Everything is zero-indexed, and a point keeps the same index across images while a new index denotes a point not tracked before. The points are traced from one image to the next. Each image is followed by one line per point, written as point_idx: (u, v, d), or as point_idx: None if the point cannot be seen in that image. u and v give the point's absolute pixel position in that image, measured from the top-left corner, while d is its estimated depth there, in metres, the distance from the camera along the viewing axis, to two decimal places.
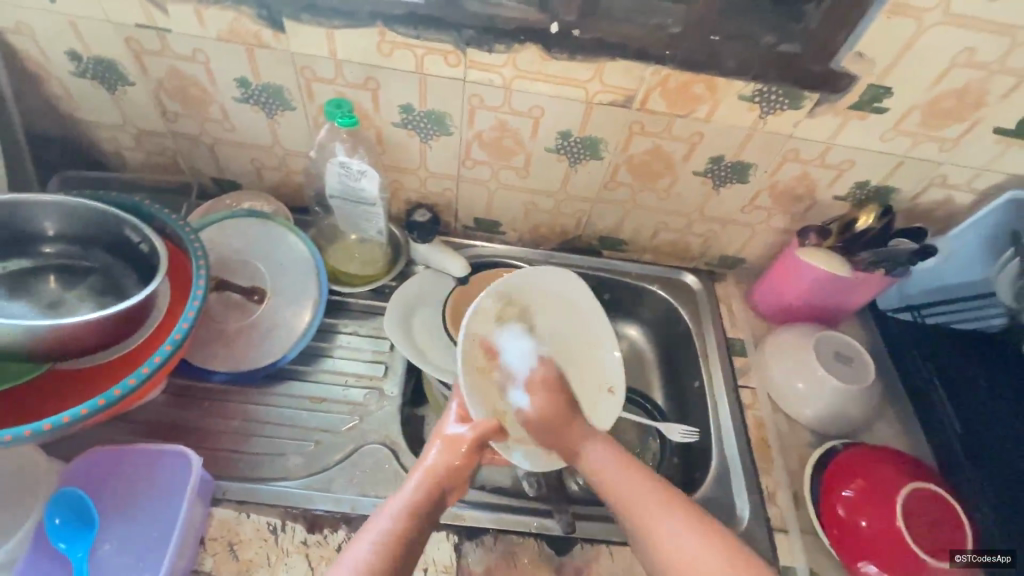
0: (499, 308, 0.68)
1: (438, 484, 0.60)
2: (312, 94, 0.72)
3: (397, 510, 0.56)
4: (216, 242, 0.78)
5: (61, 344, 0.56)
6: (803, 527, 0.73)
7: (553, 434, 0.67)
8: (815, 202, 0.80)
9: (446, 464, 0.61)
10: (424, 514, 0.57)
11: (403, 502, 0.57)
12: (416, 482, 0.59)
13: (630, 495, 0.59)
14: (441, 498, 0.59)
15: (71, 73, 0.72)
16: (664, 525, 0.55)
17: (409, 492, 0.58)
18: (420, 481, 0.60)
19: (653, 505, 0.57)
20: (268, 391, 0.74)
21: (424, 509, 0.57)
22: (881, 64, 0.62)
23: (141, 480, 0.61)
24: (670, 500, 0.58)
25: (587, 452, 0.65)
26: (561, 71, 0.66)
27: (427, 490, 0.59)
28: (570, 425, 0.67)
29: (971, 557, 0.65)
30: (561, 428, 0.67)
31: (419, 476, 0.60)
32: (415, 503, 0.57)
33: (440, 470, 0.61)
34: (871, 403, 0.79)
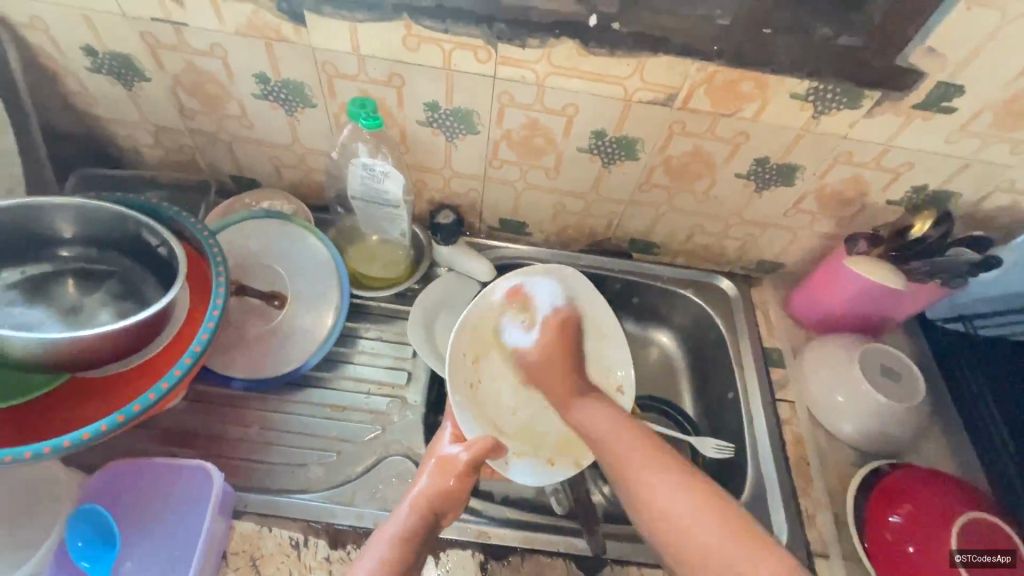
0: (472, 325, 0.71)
1: (432, 510, 0.58)
2: (334, 92, 0.68)
3: (394, 537, 0.55)
4: (235, 243, 0.75)
5: (77, 356, 0.54)
6: (844, 552, 0.69)
7: (546, 380, 0.70)
8: (865, 206, 0.75)
9: (438, 487, 0.59)
10: (418, 541, 0.56)
11: (400, 529, 0.56)
12: (410, 508, 0.57)
13: (624, 448, 0.61)
14: (434, 522, 0.58)
15: (87, 69, 0.70)
16: (651, 476, 0.57)
17: (402, 519, 0.56)
18: (413, 508, 0.57)
19: (646, 458, 0.59)
20: (289, 398, 0.73)
21: (420, 535, 0.56)
22: (953, 60, 0.57)
23: (163, 494, 0.60)
24: (657, 452, 0.59)
25: (577, 409, 0.67)
26: (598, 68, 0.62)
27: (420, 516, 0.57)
28: (565, 377, 0.69)
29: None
30: (554, 373, 0.70)
31: (410, 501, 0.58)
32: (411, 533, 0.56)
33: (433, 496, 0.58)
34: (919, 421, 0.74)
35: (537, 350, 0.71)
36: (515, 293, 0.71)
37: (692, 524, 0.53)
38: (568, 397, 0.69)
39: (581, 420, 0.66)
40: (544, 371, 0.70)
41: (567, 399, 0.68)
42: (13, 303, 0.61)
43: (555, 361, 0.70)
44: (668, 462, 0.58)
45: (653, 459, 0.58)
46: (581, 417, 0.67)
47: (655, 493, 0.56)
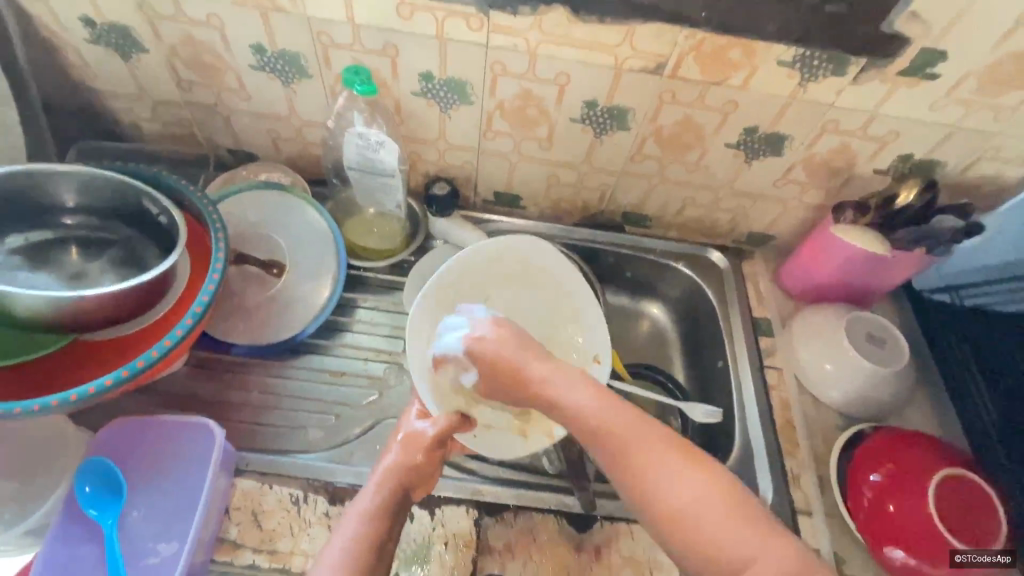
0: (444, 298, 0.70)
1: (399, 485, 0.58)
2: (330, 62, 0.69)
3: (364, 514, 0.55)
4: (234, 214, 0.77)
5: (82, 315, 0.56)
6: (828, 510, 0.72)
7: (501, 381, 0.57)
8: (853, 175, 0.76)
9: (405, 464, 0.59)
10: (391, 518, 0.56)
11: (372, 505, 0.56)
12: (377, 486, 0.57)
13: (632, 448, 0.51)
14: (402, 498, 0.58)
15: (86, 40, 0.71)
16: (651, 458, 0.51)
17: (372, 494, 0.57)
18: (380, 485, 0.57)
19: (648, 450, 0.51)
20: (288, 364, 0.74)
21: (389, 511, 0.56)
22: (937, 25, 0.58)
23: (167, 451, 0.62)
24: (658, 434, 0.52)
25: (564, 397, 0.55)
26: (589, 35, 0.63)
27: (389, 493, 0.57)
28: (519, 368, 0.56)
29: (1001, 559, 0.63)
30: (505, 373, 0.56)
31: (378, 477, 0.58)
32: (379, 510, 0.56)
33: (400, 472, 0.59)
34: (903, 386, 0.76)
35: (484, 355, 0.57)
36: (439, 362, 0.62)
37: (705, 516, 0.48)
38: (540, 386, 0.55)
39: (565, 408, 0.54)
40: (497, 365, 0.57)
41: (542, 385, 0.55)
42: (18, 268, 0.63)
43: (510, 346, 0.57)
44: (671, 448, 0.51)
45: (655, 444, 0.51)
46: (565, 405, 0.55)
47: (655, 477, 0.50)
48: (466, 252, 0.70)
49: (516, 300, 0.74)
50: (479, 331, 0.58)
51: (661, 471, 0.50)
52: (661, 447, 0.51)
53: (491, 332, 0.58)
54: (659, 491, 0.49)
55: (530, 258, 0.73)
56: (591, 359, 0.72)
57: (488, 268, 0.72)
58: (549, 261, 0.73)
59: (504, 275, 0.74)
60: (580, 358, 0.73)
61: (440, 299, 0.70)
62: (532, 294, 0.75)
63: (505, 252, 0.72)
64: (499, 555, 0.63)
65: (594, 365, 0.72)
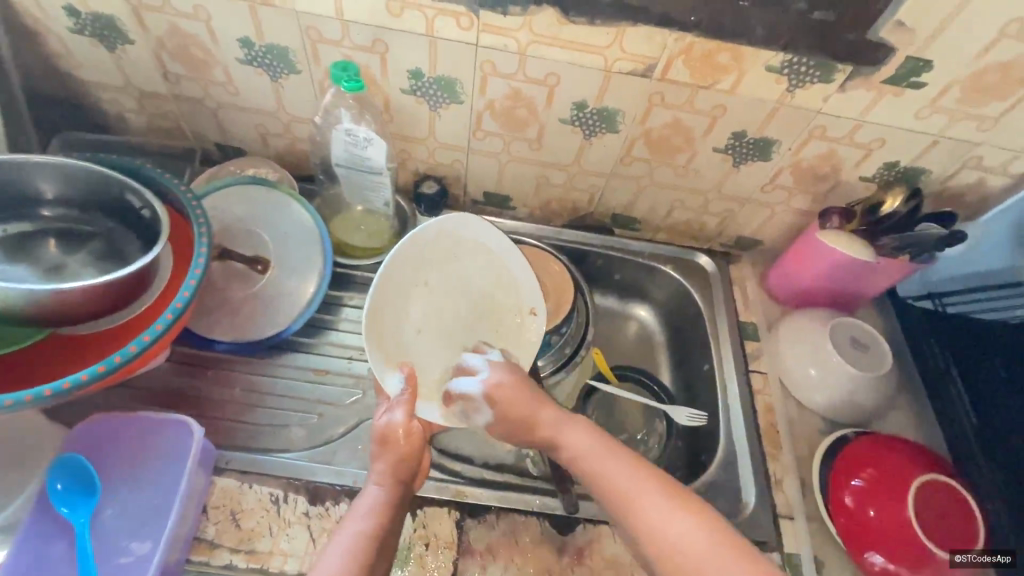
0: (389, 287, 0.67)
1: (399, 481, 0.58)
2: (318, 58, 0.69)
3: (371, 511, 0.55)
4: (219, 209, 0.76)
5: (59, 308, 0.55)
6: (809, 514, 0.72)
7: (516, 430, 0.60)
8: (840, 181, 0.77)
9: (394, 456, 0.58)
10: (393, 516, 0.56)
11: (377, 502, 0.56)
12: (377, 485, 0.57)
13: (622, 486, 0.53)
14: (404, 491, 0.58)
15: (70, 30, 0.70)
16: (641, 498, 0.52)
17: (374, 492, 0.56)
18: (380, 484, 0.57)
19: (640, 486, 0.53)
20: (272, 362, 0.74)
21: (392, 508, 0.56)
22: (923, 34, 0.58)
23: (144, 448, 0.61)
24: (645, 472, 0.54)
25: (564, 435, 0.59)
26: (578, 36, 0.63)
27: (390, 489, 0.57)
28: (536, 411, 0.60)
29: (1001, 559, 0.65)
30: (518, 421, 0.60)
31: (375, 477, 0.57)
32: (383, 505, 0.56)
33: (393, 468, 0.58)
34: (886, 392, 0.77)
35: (499, 399, 0.61)
36: (449, 398, 0.65)
37: (693, 550, 0.48)
38: (551, 432, 0.60)
39: (569, 447, 0.58)
40: (513, 416, 0.60)
41: (551, 428, 0.59)
42: None
43: (522, 394, 0.61)
44: (659, 488, 0.52)
45: (648, 482, 0.53)
46: (567, 444, 0.58)
47: (654, 521, 0.50)
48: (408, 236, 0.67)
49: (456, 277, 0.72)
50: (490, 375, 0.63)
51: (650, 506, 0.51)
52: (649, 483, 0.53)
53: (505, 377, 0.63)
54: (645, 526, 0.51)
55: (466, 235, 0.71)
56: (529, 311, 0.73)
57: (428, 251, 0.70)
58: (479, 233, 0.72)
59: (437, 258, 0.70)
60: (519, 315, 0.73)
61: (383, 299, 0.67)
62: (472, 271, 0.73)
63: (444, 235, 0.70)
64: (480, 556, 0.62)
65: (532, 317, 0.73)
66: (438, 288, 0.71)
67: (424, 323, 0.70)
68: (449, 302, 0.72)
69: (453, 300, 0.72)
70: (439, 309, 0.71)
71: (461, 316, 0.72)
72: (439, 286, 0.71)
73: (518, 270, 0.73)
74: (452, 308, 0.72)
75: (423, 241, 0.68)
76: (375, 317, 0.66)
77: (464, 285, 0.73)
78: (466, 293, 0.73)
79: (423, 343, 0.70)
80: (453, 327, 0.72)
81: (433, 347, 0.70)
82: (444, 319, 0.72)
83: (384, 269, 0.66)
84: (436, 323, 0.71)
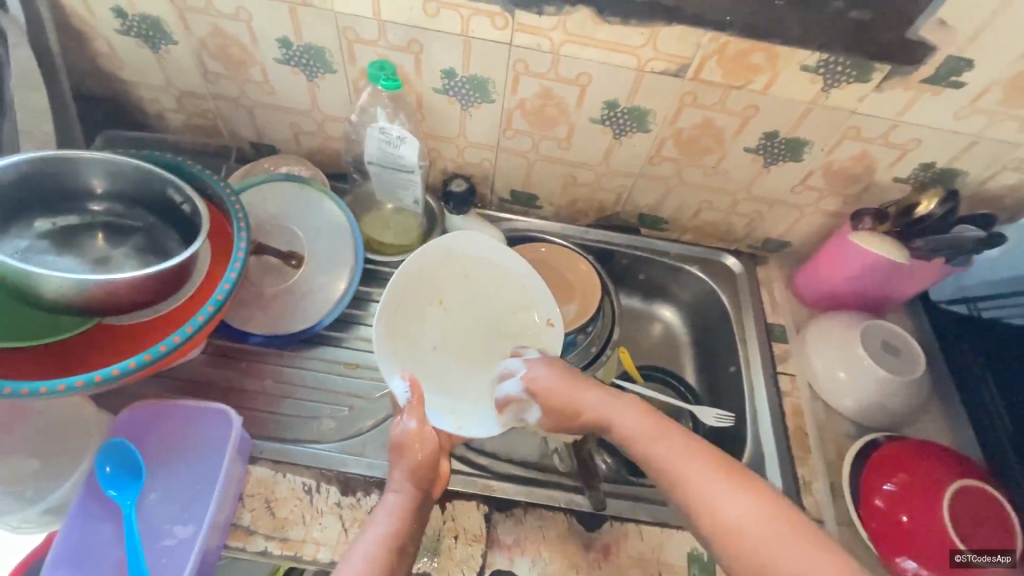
0: (404, 298, 0.72)
1: (420, 486, 0.59)
2: (355, 58, 0.70)
3: (394, 513, 0.56)
4: (255, 205, 0.78)
5: (107, 299, 0.57)
6: (839, 518, 0.71)
7: (557, 415, 0.64)
8: (872, 183, 0.76)
9: (412, 463, 0.59)
10: (415, 519, 0.57)
11: (399, 505, 0.57)
12: (398, 488, 0.58)
13: (674, 463, 0.54)
14: (424, 496, 0.59)
15: (116, 31, 0.72)
16: (692, 475, 0.53)
17: (393, 497, 0.58)
18: (399, 489, 0.58)
19: (692, 466, 0.53)
20: (303, 355, 0.75)
21: (413, 513, 0.57)
22: (964, 33, 0.58)
23: (185, 435, 0.63)
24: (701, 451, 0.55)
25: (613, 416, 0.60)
26: (612, 36, 0.63)
27: (410, 495, 0.58)
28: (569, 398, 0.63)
29: (1002, 560, 0.63)
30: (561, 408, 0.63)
31: (393, 483, 0.59)
32: (408, 505, 0.57)
33: (411, 475, 0.59)
34: (918, 396, 0.75)
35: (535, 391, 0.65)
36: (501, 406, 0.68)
37: (748, 529, 0.49)
38: (596, 415, 0.62)
39: (616, 429, 0.60)
40: (553, 405, 0.64)
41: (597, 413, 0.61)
42: (45, 252, 0.64)
43: (558, 382, 0.64)
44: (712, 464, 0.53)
45: (699, 461, 0.54)
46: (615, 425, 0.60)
47: (710, 500, 0.51)
48: (420, 250, 0.72)
49: (467, 295, 0.76)
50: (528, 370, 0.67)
51: (704, 482, 0.52)
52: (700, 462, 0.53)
53: (540, 371, 0.66)
54: (699, 502, 0.51)
55: (471, 253, 0.76)
56: (545, 322, 0.75)
57: (435, 270, 0.74)
58: (486, 250, 0.76)
59: (448, 277, 0.75)
60: (535, 327, 0.75)
61: (397, 310, 0.71)
62: (482, 289, 0.76)
63: (449, 255, 0.75)
64: (508, 550, 0.63)
65: (548, 328, 0.74)
66: (450, 305, 0.75)
67: (438, 340, 0.74)
68: (460, 319, 0.75)
69: (465, 318, 0.76)
70: (453, 327, 0.75)
71: (475, 335, 0.75)
72: (450, 304, 0.75)
73: (531, 285, 0.76)
74: (467, 327, 0.75)
75: (433, 259, 0.74)
76: (390, 327, 0.70)
77: (475, 304, 0.76)
78: (479, 313, 0.76)
79: (438, 359, 0.72)
80: (469, 344, 0.75)
81: (446, 364, 0.72)
82: (458, 336, 0.75)
83: (397, 279, 0.71)
84: (450, 341, 0.74)
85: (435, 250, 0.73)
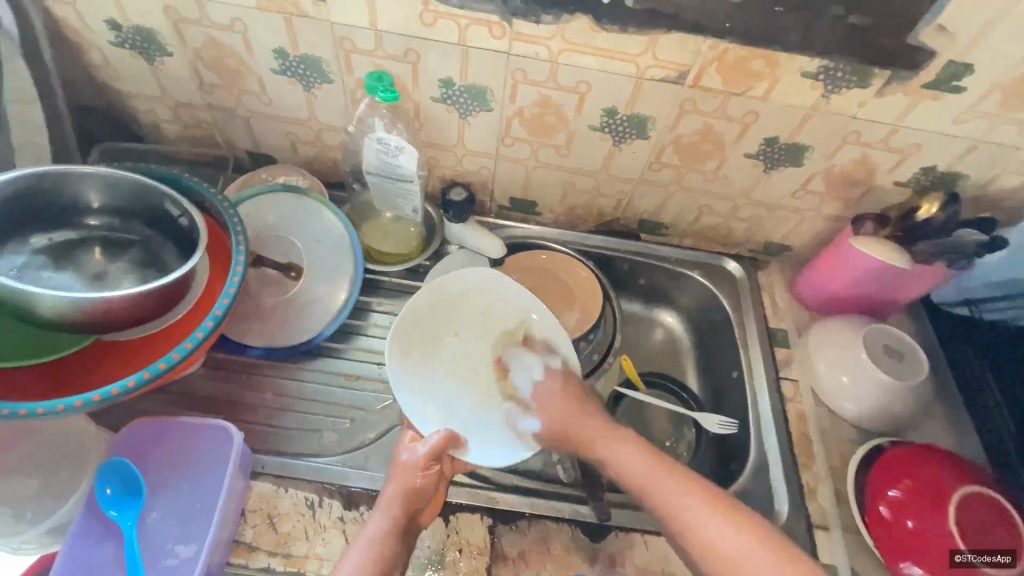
0: (421, 321, 0.74)
1: (406, 508, 0.59)
2: (351, 68, 0.70)
3: (377, 535, 0.56)
4: (253, 217, 0.77)
5: (106, 317, 0.56)
6: (844, 525, 0.71)
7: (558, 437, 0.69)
8: (873, 187, 0.75)
9: (404, 487, 0.60)
10: (400, 541, 0.57)
11: (382, 528, 0.57)
12: (384, 510, 0.58)
13: (669, 499, 0.58)
14: (412, 519, 0.59)
15: (111, 43, 0.71)
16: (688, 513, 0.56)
17: (380, 518, 0.57)
18: (386, 509, 0.58)
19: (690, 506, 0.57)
20: (303, 367, 0.75)
21: (396, 536, 0.57)
22: (963, 39, 0.57)
23: (185, 453, 0.62)
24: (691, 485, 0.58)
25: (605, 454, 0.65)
26: (611, 44, 0.63)
27: (392, 520, 0.57)
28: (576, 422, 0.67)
29: (1002, 560, 0.62)
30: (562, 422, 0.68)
31: (381, 505, 0.59)
32: (388, 529, 0.57)
33: (403, 497, 0.59)
34: (921, 400, 0.75)
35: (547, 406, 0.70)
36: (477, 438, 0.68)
37: (744, 561, 0.52)
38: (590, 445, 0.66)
39: (616, 464, 0.63)
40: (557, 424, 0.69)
41: (596, 447, 0.66)
42: (43, 268, 0.64)
43: (562, 407, 0.69)
44: (701, 496, 0.57)
45: (691, 494, 0.58)
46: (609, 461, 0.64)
47: (707, 534, 0.55)
48: (437, 279, 0.75)
49: (484, 328, 0.77)
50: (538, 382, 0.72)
51: (700, 516, 0.56)
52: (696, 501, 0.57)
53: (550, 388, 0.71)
54: (700, 536, 0.55)
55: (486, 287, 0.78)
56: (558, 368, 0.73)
57: (453, 301, 0.77)
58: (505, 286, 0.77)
59: (467, 310, 0.77)
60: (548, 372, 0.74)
61: (412, 335, 0.73)
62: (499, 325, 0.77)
63: (466, 288, 0.77)
64: (513, 563, 0.63)
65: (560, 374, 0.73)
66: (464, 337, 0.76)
67: (451, 369, 0.74)
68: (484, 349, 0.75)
69: (481, 349, 0.76)
70: (467, 358, 0.75)
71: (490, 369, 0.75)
72: (469, 333, 0.76)
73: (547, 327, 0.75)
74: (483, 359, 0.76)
75: (450, 289, 0.76)
76: (405, 350, 0.72)
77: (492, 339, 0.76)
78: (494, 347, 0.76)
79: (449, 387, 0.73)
80: (481, 377, 0.75)
81: (457, 394, 0.73)
82: (471, 367, 0.75)
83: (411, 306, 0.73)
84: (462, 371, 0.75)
85: (454, 281, 0.76)
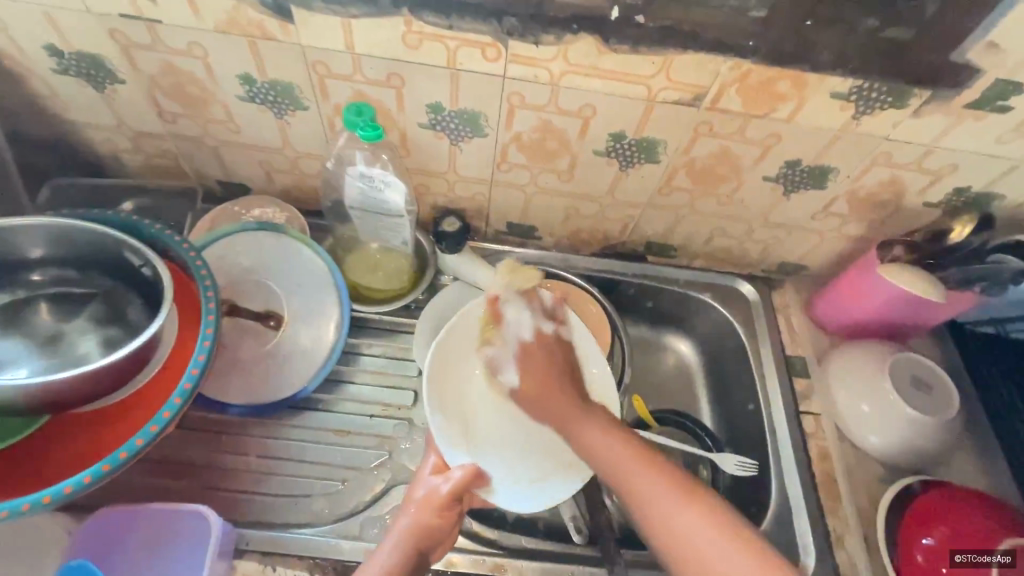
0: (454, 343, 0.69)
1: (418, 550, 0.56)
2: (327, 93, 0.62)
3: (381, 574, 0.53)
4: (226, 260, 0.70)
5: (56, 399, 0.50)
6: (874, 574, 0.67)
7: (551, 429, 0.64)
8: (901, 208, 0.70)
9: (420, 524, 0.57)
10: None
11: (390, 565, 0.54)
12: (394, 546, 0.55)
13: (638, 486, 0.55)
14: (419, 562, 0.56)
15: (54, 71, 0.63)
16: (654, 500, 0.54)
17: (387, 556, 0.55)
18: (396, 548, 0.55)
19: (650, 480, 0.55)
20: (289, 424, 0.69)
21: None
22: (1015, 58, 0.51)
23: (158, 543, 0.56)
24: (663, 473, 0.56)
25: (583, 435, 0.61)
26: (620, 65, 0.56)
27: (403, 557, 0.55)
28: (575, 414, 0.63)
29: (1002, 560, 0.60)
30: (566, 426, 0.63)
31: (393, 540, 0.56)
32: (393, 571, 0.54)
33: (417, 536, 0.56)
34: (952, 436, 0.71)
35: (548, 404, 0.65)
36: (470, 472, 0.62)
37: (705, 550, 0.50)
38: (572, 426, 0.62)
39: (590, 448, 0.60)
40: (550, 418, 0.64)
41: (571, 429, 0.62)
42: None
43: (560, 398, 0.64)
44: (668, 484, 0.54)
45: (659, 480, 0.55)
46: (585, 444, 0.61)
47: (674, 521, 0.52)
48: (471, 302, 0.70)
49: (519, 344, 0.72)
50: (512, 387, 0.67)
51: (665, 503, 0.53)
52: (665, 487, 0.54)
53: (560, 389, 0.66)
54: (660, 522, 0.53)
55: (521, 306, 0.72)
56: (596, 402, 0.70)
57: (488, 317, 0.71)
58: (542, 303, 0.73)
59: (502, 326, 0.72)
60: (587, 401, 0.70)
61: (446, 357, 0.68)
62: None
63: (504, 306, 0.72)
64: None
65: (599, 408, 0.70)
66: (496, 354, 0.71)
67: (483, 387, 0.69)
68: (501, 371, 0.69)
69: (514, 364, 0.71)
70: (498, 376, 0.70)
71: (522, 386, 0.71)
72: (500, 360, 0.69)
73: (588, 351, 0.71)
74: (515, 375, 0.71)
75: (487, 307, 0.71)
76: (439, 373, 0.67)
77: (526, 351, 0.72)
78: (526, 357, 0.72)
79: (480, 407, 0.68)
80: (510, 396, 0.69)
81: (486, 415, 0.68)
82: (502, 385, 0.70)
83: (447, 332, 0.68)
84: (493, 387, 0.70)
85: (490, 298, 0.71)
